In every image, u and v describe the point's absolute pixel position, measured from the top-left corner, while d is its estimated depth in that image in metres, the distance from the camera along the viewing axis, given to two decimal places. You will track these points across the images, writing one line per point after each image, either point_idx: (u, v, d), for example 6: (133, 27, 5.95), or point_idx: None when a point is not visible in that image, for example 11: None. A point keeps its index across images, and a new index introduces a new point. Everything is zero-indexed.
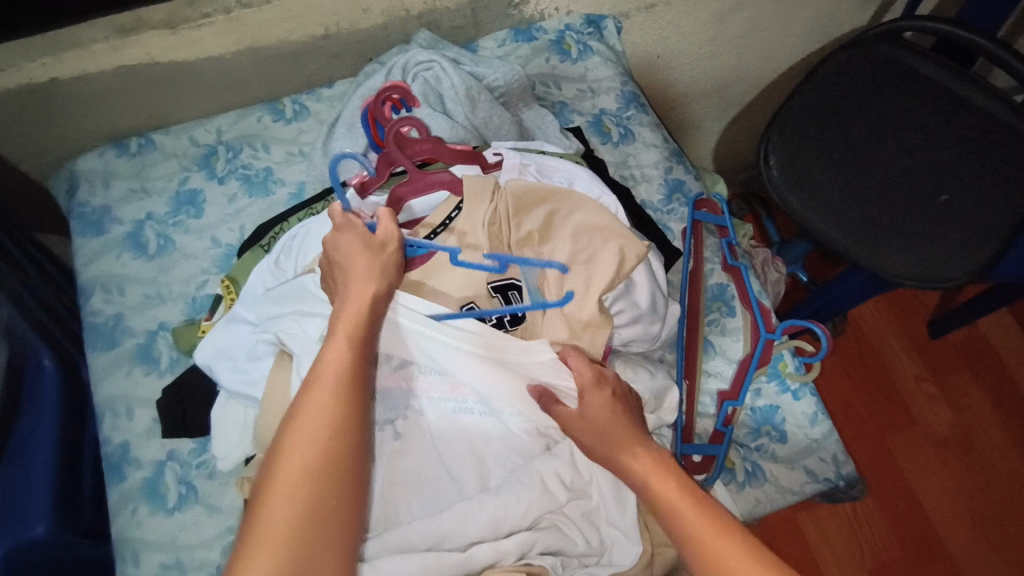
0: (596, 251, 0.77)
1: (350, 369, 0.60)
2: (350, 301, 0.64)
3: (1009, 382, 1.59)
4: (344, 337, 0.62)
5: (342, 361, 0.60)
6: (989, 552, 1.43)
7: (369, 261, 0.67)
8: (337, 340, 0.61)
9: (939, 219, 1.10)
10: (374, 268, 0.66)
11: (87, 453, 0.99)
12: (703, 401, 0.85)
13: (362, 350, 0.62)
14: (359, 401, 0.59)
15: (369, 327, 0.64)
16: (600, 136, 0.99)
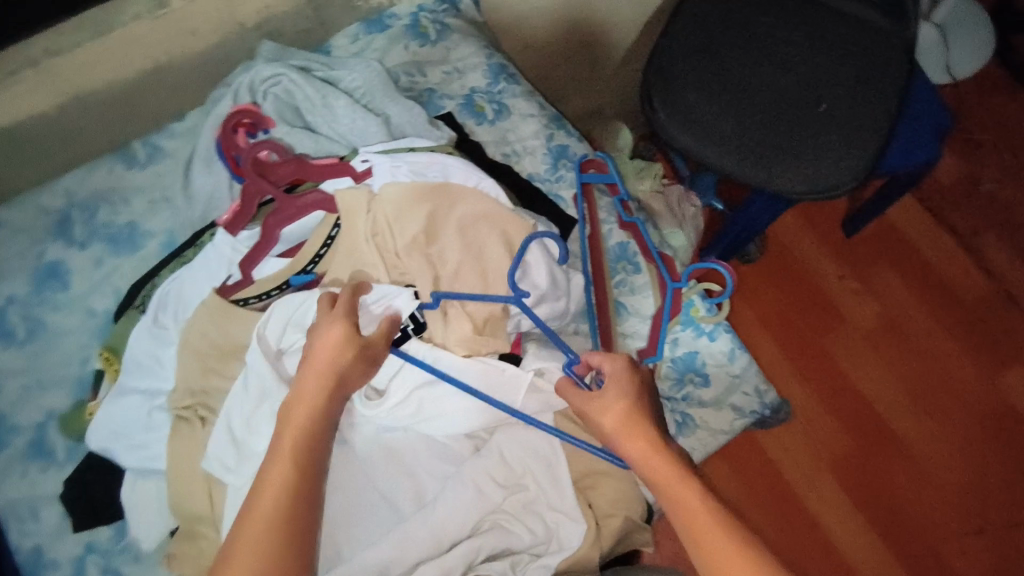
0: (482, 241, 0.78)
1: (290, 492, 0.59)
2: (303, 411, 0.63)
3: (922, 259, 1.64)
4: (287, 458, 0.61)
5: (281, 486, 0.59)
6: (930, 424, 1.51)
7: (339, 355, 0.65)
8: (280, 461, 0.61)
9: (823, 129, 1.12)
10: (341, 365, 0.65)
11: None
12: None
13: (305, 470, 0.61)
14: (295, 533, 0.58)
15: (322, 432, 0.63)
16: (474, 117, 0.95)
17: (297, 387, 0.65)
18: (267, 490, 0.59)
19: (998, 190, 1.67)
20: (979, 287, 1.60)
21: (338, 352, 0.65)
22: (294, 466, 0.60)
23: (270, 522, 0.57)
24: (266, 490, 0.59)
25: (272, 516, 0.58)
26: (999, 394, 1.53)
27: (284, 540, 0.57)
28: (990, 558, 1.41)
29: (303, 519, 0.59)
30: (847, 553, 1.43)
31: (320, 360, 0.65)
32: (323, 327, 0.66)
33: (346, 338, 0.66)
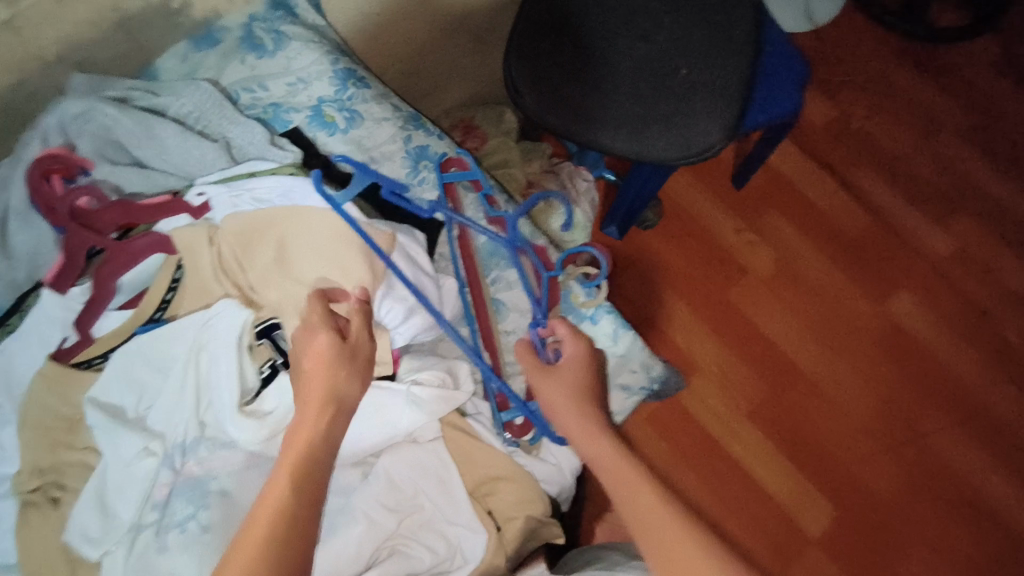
0: (340, 260, 0.75)
1: (286, 512, 0.53)
2: (303, 432, 0.60)
3: (807, 202, 1.68)
4: (286, 474, 0.56)
5: (279, 509, 0.53)
6: (833, 358, 1.58)
7: (335, 373, 0.64)
8: (278, 479, 0.56)
9: (684, 93, 1.12)
10: (336, 381, 0.63)
11: None
12: (508, 363, 0.85)
13: (307, 489, 0.56)
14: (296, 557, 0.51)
15: (323, 452, 0.59)
16: (324, 129, 0.91)
17: (301, 402, 0.62)
18: (265, 503, 0.53)
19: (867, 126, 1.73)
20: (860, 222, 1.66)
21: (334, 358, 0.64)
22: (293, 483, 0.55)
23: (268, 540, 0.51)
24: (258, 514, 0.53)
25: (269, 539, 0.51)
26: (890, 320, 1.60)
27: (280, 562, 0.50)
28: (900, 474, 1.50)
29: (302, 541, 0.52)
30: (774, 494, 1.49)
31: (319, 374, 0.63)
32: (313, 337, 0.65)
33: (335, 353, 0.64)
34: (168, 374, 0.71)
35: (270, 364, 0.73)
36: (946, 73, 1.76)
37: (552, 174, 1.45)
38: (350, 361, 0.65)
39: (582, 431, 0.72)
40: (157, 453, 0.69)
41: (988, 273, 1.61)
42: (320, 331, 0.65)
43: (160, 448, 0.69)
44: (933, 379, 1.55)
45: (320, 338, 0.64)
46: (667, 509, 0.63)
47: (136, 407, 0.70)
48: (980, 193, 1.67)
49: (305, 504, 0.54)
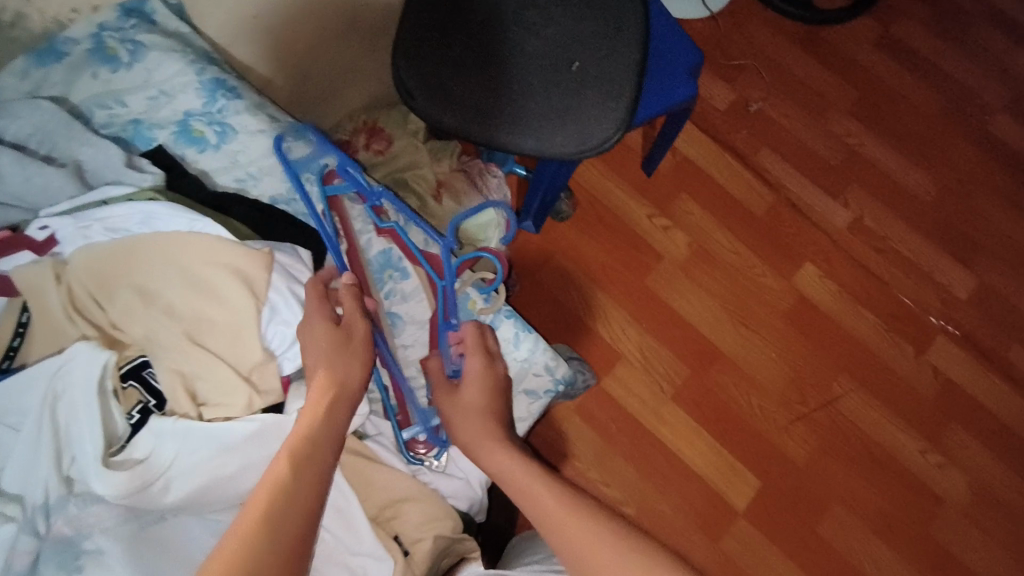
0: (213, 287, 0.70)
1: (281, 492, 0.54)
2: (306, 419, 0.61)
3: (714, 186, 1.72)
4: (286, 457, 0.57)
5: (275, 489, 0.54)
6: (747, 333, 1.63)
7: (334, 362, 0.66)
8: (279, 462, 0.57)
9: (578, 88, 1.12)
10: (336, 370, 0.66)
11: None
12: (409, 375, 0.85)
13: (307, 469, 0.57)
14: (289, 532, 0.52)
15: (318, 439, 0.60)
16: (194, 145, 0.86)
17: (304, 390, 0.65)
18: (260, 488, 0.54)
19: (765, 109, 1.79)
20: (764, 200, 1.72)
21: (333, 346, 0.67)
22: (290, 465, 0.56)
23: (263, 518, 0.51)
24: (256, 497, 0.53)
25: (266, 518, 0.51)
26: (797, 293, 1.66)
27: (273, 541, 0.50)
28: (815, 440, 1.57)
29: (297, 520, 0.53)
30: (700, 472, 1.54)
31: (320, 362, 0.66)
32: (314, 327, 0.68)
33: (334, 343, 0.67)
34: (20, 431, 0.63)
35: (141, 408, 0.68)
36: (833, 55, 1.84)
37: (462, 172, 1.35)
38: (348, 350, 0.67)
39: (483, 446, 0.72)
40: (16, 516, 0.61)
41: (881, 242, 1.70)
42: (319, 322, 0.68)
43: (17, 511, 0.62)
44: (838, 347, 1.63)
45: (320, 327, 0.68)
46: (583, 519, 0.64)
47: None
48: (870, 168, 1.76)
49: (301, 487, 0.55)
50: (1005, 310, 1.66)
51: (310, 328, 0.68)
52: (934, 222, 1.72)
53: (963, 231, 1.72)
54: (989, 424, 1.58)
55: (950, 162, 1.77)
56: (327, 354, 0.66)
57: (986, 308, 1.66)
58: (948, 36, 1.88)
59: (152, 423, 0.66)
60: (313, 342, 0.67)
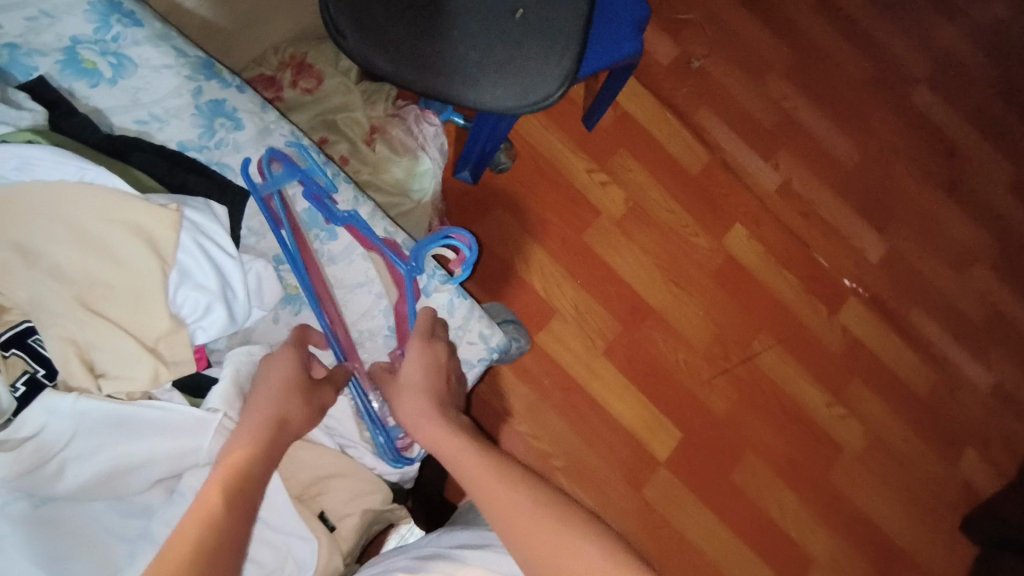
0: (110, 247, 0.63)
1: (211, 531, 0.53)
2: (242, 456, 0.60)
3: (653, 144, 1.71)
4: (219, 490, 0.56)
5: (204, 520, 0.54)
6: (678, 292, 1.66)
7: (285, 397, 0.65)
8: (209, 496, 0.56)
9: (521, 37, 1.05)
10: (286, 405, 0.65)
11: None
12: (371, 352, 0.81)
13: (239, 506, 0.56)
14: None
15: (252, 473, 0.59)
16: (85, 78, 0.75)
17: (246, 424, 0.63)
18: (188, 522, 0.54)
19: (706, 67, 1.77)
20: (701, 160, 1.73)
21: (290, 384, 0.67)
22: (225, 505, 0.55)
23: (198, 547, 0.52)
24: (185, 526, 0.53)
25: (196, 559, 0.51)
26: (725, 253, 1.70)
27: None
28: (734, 393, 1.65)
29: (227, 558, 0.53)
30: (626, 424, 1.59)
31: (271, 397, 0.65)
32: (272, 362, 0.68)
33: (292, 380, 0.67)
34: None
35: (27, 378, 0.61)
36: (775, 16, 1.84)
37: (396, 119, 1.26)
38: (302, 388, 0.67)
39: (424, 413, 0.71)
40: None
41: (806, 206, 1.76)
42: (289, 357, 0.69)
43: None
44: (760, 305, 1.69)
45: (284, 363, 0.68)
46: (518, 489, 0.66)
47: None
48: (801, 133, 1.79)
49: (232, 522, 0.55)
50: (912, 274, 1.77)
51: (271, 358, 0.69)
52: (856, 189, 1.79)
53: (882, 198, 1.80)
54: (888, 380, 1.70)
55: (875, 131, 1.82)
56: (285, 391, 0.66)
57: (896, 273, 1.76)
58: (883, 6, 1.91)
59: (46, 394, 0.60)
60: (274, 374, 0.67)
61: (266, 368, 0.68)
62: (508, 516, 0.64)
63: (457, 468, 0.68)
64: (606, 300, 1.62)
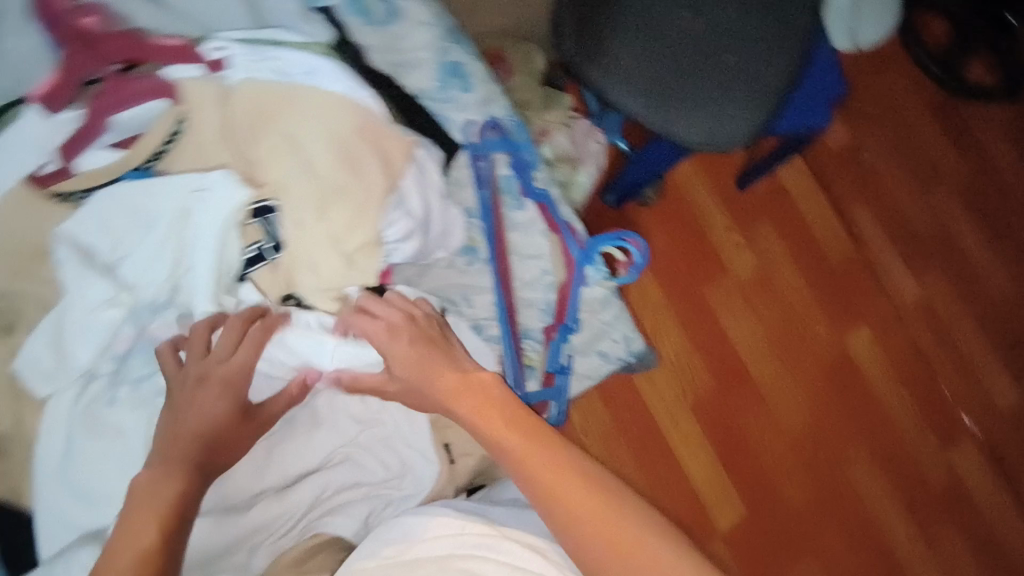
0: (352, 152, 0.68)
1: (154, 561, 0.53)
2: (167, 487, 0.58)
3: (800, 222, 1.68)
4: (156, 522, 0.55)
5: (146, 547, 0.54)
6: (782, 372, 1.62)
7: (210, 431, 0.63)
8: (148, 526, 0.55)
9: (726, 82, 1.09)
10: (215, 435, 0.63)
11: None
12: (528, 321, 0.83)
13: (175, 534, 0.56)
14: None
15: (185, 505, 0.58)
16: (359, 15, 0.82)
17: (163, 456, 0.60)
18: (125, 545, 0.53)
19: (875, 162, 1.72)
20: (844, 251, 1.68)
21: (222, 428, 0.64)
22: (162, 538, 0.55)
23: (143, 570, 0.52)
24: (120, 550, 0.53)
25: None
26: (843, 350, 1.64)
27: None
28: (813, 493, 1.57)
29: None
30: (695, 485, 1.55)
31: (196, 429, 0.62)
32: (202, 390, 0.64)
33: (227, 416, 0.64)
34: (154, 226, 0.67)
35: (256, 247, 0.69)
36: (964, 132, 1.74)
37: (568, 127, 1.34)
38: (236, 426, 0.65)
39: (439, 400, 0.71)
40: (123, 307, 0.66)
41: (943, 331, 1.67)
42: (224, 399, 0.64)
43: (126, 301, 0.66)
44: (866, 413, 1.62)
45: (220, 407, 0.64)
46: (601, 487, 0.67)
47: (110, 253, 0.66)
48: (960, 256, 1.70)
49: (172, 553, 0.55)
50: None
51: (206, 393, 0.64)
52: (1003, 330, 1.67)
53: None
54: (984, 537, 1.58)
55: None
56: (212, 440, 0.63)
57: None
58: None
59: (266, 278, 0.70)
60: (204, 414, 0.63)
61: (191, 401, 0.63)
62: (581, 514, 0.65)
63: (522, 462, 0.68)
64: (708, 357, 1.60)
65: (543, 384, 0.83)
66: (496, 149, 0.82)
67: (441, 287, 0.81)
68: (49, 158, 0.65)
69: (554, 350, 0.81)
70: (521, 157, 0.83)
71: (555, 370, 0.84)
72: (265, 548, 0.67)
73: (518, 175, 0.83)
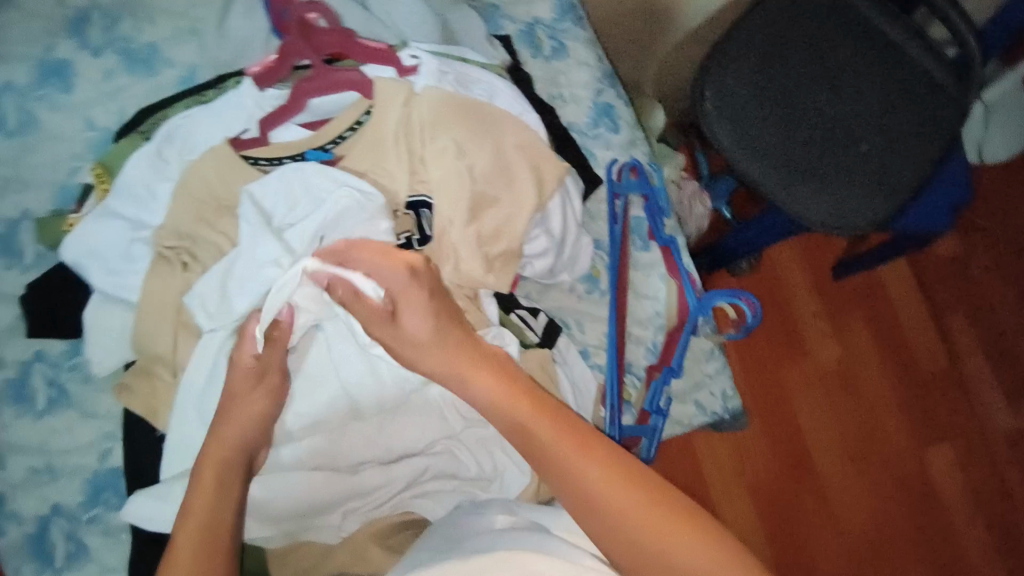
0: (511, 167, 0.74)
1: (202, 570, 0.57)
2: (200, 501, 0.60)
3: (894, 322, 1.61)
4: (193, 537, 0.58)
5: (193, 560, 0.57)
6: (851, 474, 1.51)
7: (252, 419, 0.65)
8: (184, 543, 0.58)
9: (854, 169, 1.04)
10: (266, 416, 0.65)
11: None
12: (634, 356, 0.86)
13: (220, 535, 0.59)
14: None
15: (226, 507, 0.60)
16: (531, 49, 0.91)
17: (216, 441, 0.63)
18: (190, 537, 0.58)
19: (982, 277, 1.64)
20: (936, 362, 1.60)
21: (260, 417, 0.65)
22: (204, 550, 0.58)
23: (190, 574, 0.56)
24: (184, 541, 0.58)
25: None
26: (920, 465, 1.53)
27: None
28: None
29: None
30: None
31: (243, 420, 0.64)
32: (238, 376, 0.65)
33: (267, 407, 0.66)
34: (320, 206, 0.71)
35: (406, 236, 0.74)
36: None
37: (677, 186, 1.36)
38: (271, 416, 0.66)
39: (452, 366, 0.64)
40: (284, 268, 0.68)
41: None
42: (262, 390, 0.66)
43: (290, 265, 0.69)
44: (936, 538, 1.50)
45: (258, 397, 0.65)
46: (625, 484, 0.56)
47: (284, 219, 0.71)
48: None
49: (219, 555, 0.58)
50: None
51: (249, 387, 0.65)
52: None
53: None
54: None
55: None
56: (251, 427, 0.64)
57: None
58: None
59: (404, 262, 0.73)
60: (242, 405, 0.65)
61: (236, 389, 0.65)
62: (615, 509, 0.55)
63: (537, 439, 0.59)
64: (773, 440, 1.51)
65: (637, 421, 0.84)
66: (633, 191, 0.86)
67: (558, 308, 0.85)
68: (249, 127, 0.75)
69: (655, 391, 0.80)
70: (655, 202, 0.87)
71: (652, 410, 0.81)
72: (358, 514, 0.71)
73: (651, 219, 0.87)
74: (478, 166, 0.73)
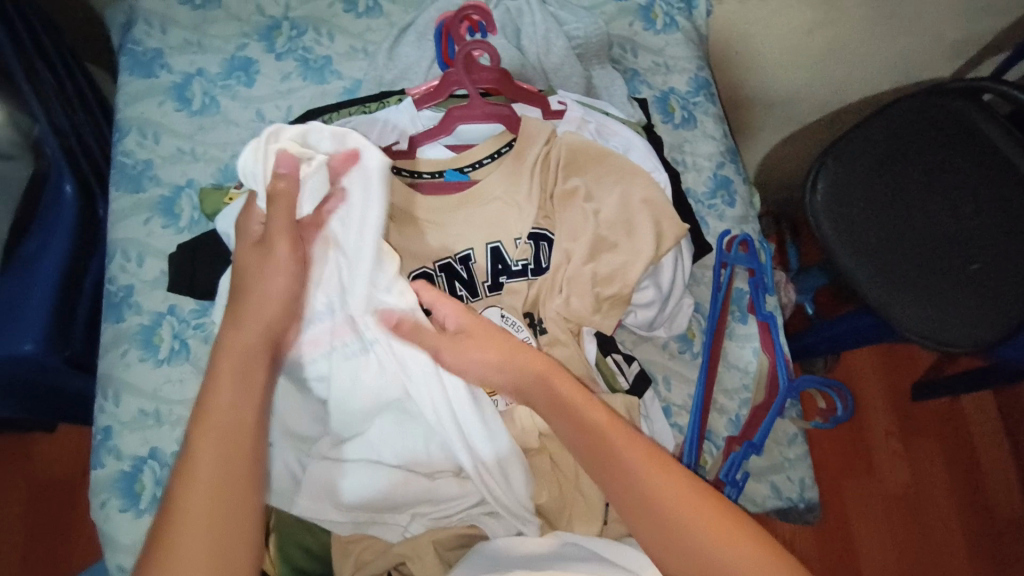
0: (633, 217, 0.77)
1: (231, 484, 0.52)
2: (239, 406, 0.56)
3: (973, 457, 1.49)
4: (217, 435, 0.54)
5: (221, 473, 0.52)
6: None
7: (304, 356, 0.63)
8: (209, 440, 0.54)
9: (960, 283, 0.95)
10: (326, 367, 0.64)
11: (92, 277, 0.98)
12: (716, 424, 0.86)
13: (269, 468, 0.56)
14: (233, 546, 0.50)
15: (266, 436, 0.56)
16: (662, 115, 0.97)
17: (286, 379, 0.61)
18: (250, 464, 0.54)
19: None
20: (1017, 511, 1.44)
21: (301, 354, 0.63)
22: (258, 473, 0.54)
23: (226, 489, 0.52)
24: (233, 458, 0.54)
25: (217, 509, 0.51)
26: None
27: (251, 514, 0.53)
28: None
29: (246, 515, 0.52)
30: None
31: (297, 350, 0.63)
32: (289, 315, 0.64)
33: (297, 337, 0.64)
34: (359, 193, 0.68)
35: (524, 263, 0.79)
36: None
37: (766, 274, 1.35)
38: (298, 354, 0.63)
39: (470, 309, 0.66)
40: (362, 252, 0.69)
41: None
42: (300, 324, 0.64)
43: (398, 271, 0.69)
44: None
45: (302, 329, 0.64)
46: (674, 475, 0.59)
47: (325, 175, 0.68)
48: None
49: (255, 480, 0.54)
50: None
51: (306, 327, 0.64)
52: None
53: None
54: None
55: None
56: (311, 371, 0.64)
57: None
58: None
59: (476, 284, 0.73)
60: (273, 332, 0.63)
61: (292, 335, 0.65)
62: (671, 494, 0.57)
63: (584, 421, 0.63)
64: (823, 548, 1.42)
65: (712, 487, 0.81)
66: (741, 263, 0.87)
67: (648, 361, 0.87)
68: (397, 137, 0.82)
69: (731, 463, 0.79)
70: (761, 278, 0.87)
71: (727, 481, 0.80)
72: (425, 518, 0.71)
73: (755, 293, 0.88)
74: (603, 211, 0.77)
